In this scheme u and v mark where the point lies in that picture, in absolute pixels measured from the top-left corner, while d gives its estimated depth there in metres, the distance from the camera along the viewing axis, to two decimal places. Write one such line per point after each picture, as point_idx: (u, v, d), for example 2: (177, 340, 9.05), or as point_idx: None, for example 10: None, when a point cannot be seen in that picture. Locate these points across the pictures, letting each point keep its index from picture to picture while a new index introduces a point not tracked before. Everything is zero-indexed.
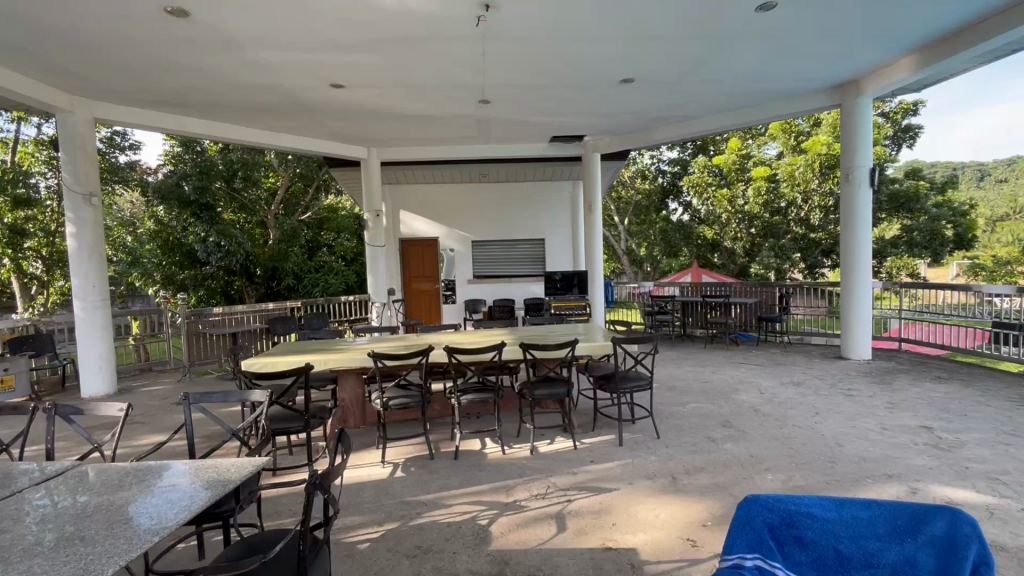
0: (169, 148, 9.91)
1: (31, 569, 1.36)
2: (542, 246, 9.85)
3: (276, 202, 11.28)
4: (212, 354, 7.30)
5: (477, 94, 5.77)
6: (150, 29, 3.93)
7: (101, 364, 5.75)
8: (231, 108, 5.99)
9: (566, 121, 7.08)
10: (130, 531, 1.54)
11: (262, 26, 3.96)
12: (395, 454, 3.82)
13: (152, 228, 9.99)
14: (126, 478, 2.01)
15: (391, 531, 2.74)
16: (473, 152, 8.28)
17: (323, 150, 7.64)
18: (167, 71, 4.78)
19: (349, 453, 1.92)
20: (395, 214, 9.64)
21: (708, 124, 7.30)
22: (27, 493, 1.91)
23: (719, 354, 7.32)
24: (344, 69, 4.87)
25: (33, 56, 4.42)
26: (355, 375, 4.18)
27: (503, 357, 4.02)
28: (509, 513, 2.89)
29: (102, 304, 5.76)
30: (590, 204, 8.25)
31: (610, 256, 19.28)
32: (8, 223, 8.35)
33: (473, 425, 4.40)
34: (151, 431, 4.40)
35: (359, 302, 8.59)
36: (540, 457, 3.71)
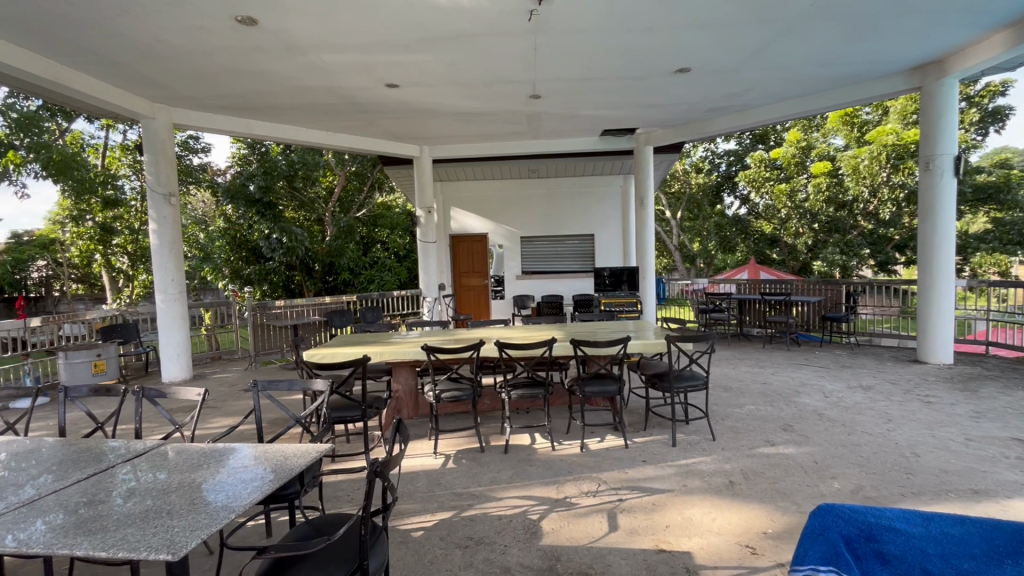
0: (237, 150, 10.63)
1: (125, 537, 1.49)
2: (592, 241, 9.73)
3: (333, 201, 11.74)
4: (274, 344, 7.67)
5: (528, 89, 5.76)
6: (222, 38, 4.18)
7: (178, 352, 6.21)
8: (293, 110, 6.27)
9: (617, 114, 6.94)
10: (208, 507, 1.66)
11: (322, 30, 4.11)
12: (447, 446, 3.90)
13: (222, 226, 10.67)
14: (202, 458, 2.16)
15: (443, 521, 2.80)
16: (522, 148, 8.27)
17: (378, 149, 7.88)
18: (235, 77, 5.06)
19: (406, 443, 1.96)
20: (446, 211, 9.77)
21: (768, 114, 6.94)
22: (117, 469, 2.09)
23: (779, 354, 6.99)
24: (399, 70, 5.00)
25: (120, 67, 4.79)
26: (409, 367, 4.30)
27: (553, 354, 4.00)
28: (561, 509, 2.88)
29: (179, 296, 6.19)
30: (642, 199, 8.05)
31: (662, 252, 18.84)
32: (98, 221, 9.21)
33: (523, 420, 4.42)
34: (223, 415, 4.70)
35: (411, 297, 8.82)
36: (591, 454, 3.68)
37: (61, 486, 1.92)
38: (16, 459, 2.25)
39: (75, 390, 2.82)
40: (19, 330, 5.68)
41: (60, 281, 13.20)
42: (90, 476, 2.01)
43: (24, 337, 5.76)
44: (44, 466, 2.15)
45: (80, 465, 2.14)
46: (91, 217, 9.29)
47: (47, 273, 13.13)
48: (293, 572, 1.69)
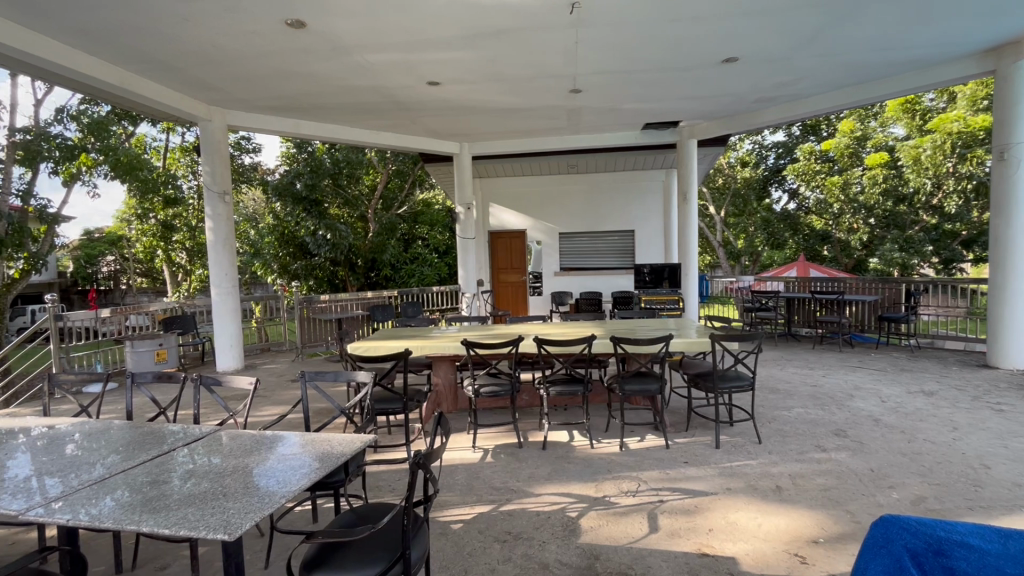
0: (286, 149, 11.16)
1: (186, 516, 1.58)
2: (632, 237, 9.56)
3: (375, 198, 11.99)
4: (320, 338, 7.94)
5: (569, 84, 5.70)
6: (273, 42, 4.34)
7: (231, 343, 6.52)
8: (339, 110, 6.45)
9: (660, 107, 6.76)
10: (260, 491, 1.73)
11: (366, 30, 4.20)
12: (486, 440, 3.93)
13: (271, 223, 11.09)
14: (254, 444, 2.26)
15: (482, 514, 2.82)
16: (561, 143, 8.20)
17: (419, 146, 7.99)
18: (284, 79, 5.25)
19: (448, 436, 1.98)
20: (485, 207, 9.82)
21: (822, 104, 6.60)
22: (177, 452, 2.21)
23: (831, 356, 6.65)
24: (440, 67, 5.05)
25: (181, 73, 5.06)
26: (448, 362, 4.35)
27: (592, 351, 3.95)
28: (599, 507, 2.85)
29: (233, 290, 6.49)
30: (685, 194, 7.83)
31: (706, 249, 18.32)
32: (159, 219, 9.79)
33: (562, 417, 4.40)
34: (273, 404, 4.91)
35: (450, 292, 8.94)
36: (630, 453, 3.62)
37: (129, 466, 2.05)
38: (89, 439, 2.42)
39: (141, 376, 3.01)
40: (90, 320, 6.10)
41: (126, 275, 14.16)
42: (154, 458, 2.14)
43: (95, 327, 6.18)
44: (113, 447, 2.30)
45: (146, 447, 2.28)
46: (154, 215, 9.90)
47: (115, 268, 14.09)
48: (339, 557, 1.74)
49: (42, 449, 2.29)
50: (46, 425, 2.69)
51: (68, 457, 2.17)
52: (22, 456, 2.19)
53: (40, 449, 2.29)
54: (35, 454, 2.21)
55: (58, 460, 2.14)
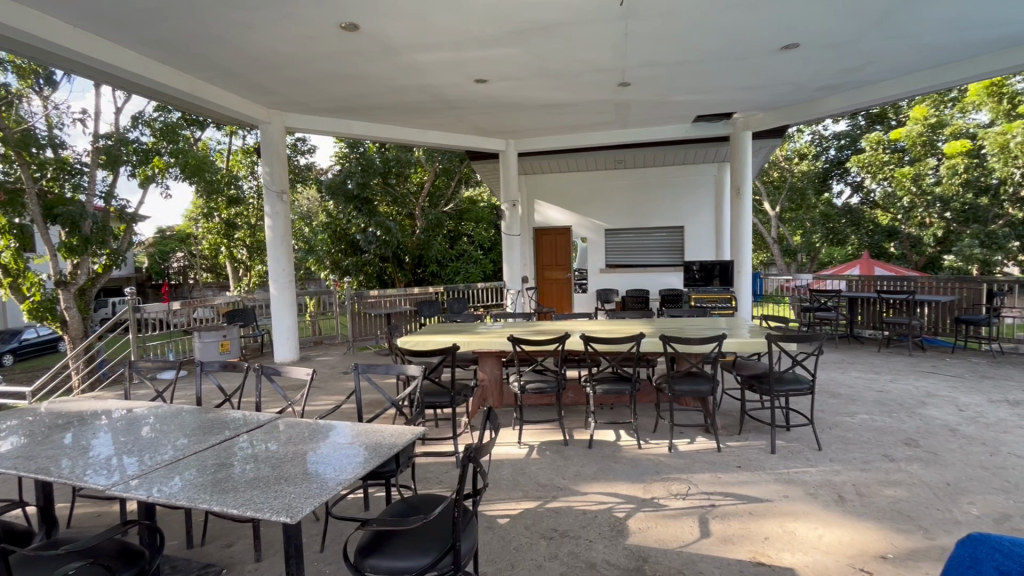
0: (339, 149, 11.58)
1: (252, 498, 1.66)
2: (681, 233, 9.29)
3: (423, 196, 12.19)
4: (370, 331, 8.20)
5: (617, 77, 5.59)
6: (328, 45, 4.50)
7: (288, 335, 6.83)
8: (389, 110, 6.62)
9: (713, 98, 6.51)
10: (318, 478, 1.80)
11: (416, 30, 4.27)
12: (531, 437, 3.93)
13: (324, 220, 11.54)
14: (310, 433, 2.36)
15: (528, 510, 2.83)
16: (609, 138, 8.07)
17: (466, 144, 8.08)
18: (339, 81, 5.43)
19: (497, 430, 1.99)
20: (530, 204, 9.80)
21: (893, 90, 6.16)
22: (240, 437, 2.34)
23: (899, 359, 6.22)
24: (488, 64, 5.07)
25: (244, 78, 5.34)
26: (495, 357, 4.37)
27: (641, 349, 3.87)
28: (647, 509, 2.79)
29: (289, 284, 6.80)
30: (738, 188, 7.52)
31: (760, 245, 17.58)
32: (223, 219, 10.41)
33: (608, 416, 4.34)
34: (326, 395, 5.12)
35: (495, 289, 9.01)
36: (680, 455, 3.52)
37: (198, 449, 2.19)
38: (164, 422, 2.60)
39: (208, 364, 3.20)
40: (163, 312, 6.59)
41: (193, 270, 15.15)
42: (220, 442, 2.27)
43: (166, 318, 6.66)
44: (185, 430, 2.47)
45: (211, 431, 2.43)
46: (218, 215, 10.51)
47: (184, 264, 15.08)
48: (392, 545, 1.79)
49: (122, 430, 2.48)
50: (124, 408, 2.91)
51: (145, 438, 2.35)
52: (104, 435, 2.39)
53: (120, 430, 2.48)
54: (116, 434, 2.40)
55: (135, 441, 2.31)
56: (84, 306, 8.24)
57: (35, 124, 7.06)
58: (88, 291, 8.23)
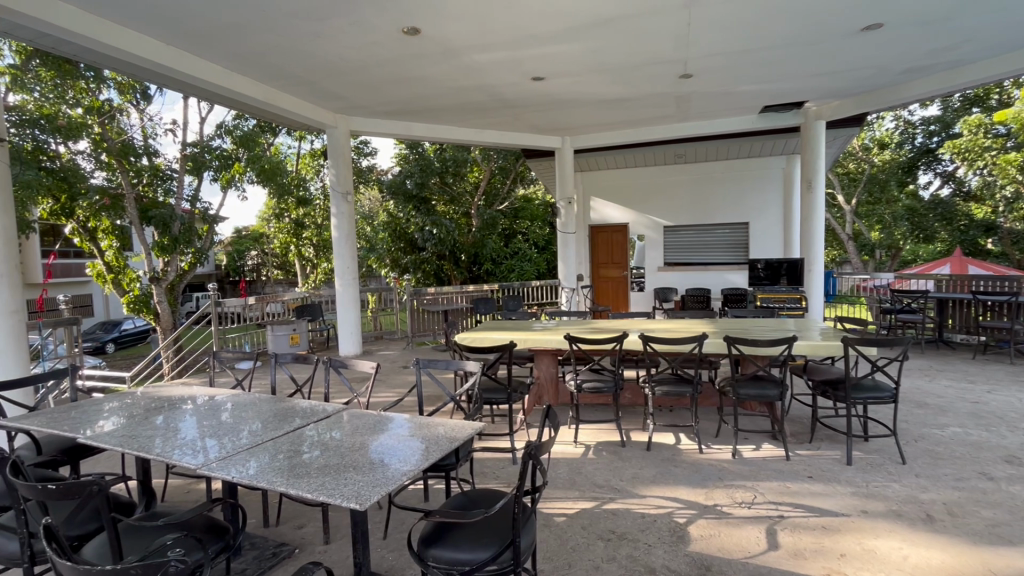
0: (399, 151, 11.96)
1: (323, 484, 1.76)
2: (746, 230, 8.87)
3: (479, 194, 12.35)
4: (428, 328, 8.42)
5: (679, 69, 5.40)
6: (391, 49, 4.65)
7: (352, 330, 7.14)
8: (447, 111, 6.75)
9: (783, 86, 6.15)
10: (383, 469, 1.87)
11: (474, 31, 4.33)
12: (588, 436, 3.90)
13: (385, 220, 11.96)
14: (373, 425, 2.45)
15: (586, 510, 2.80)
16: (669, 132, 7.83)
17: (522, 142, 8.10)
18: (400, 84, 5.60)
19: (556, 429, 1.98)
20: (586, 201, 9.70)
21: (994, 70, 5.55)
22: (310, 426, 2.47)
23: (998, 368, 5.62)
24: (545, 62, 5.06)
25: (314, 85, 5.62)
26: (551, 356, 4.36)
27: (703, 351, 3.73)
28: (710, 516, 2.69)
29: (354, 281, 7.10)
30: (809, 180, 7.06)
31: (834, 242, 16.46)
32: (293, 219, 11.05)
33: (667, 418, 4.22)
34: (388, 388, 5.31)
35: (549, 286, 8.99)
36: (745, 462, 3.37)
37: (273, 435, 2.34)
38: (242, 409, 2.79)
39: (282, 356, 3.41)
40: (240, 306, 7.08)
41: (266, 268, 16.18)
42: (292, 430, 2.41)
43: (242, 312, 7.14)
44: (261, 417, 2.64)
45: (283, 419, 2.58)
46: (288, 215, 11.15)
47: (257, 262, 16.14)
48: (453, 536, 1.83)
49: (206, 415, 2.69)
50: (208, 394, 3.16)
51: (226, 423, 2.53)
52: (190, 419, 2.59)
53: (203, 414, 2.69)
54: (200, 418, 2.61)
55: (217, 425, 2.50)
56: (174, 299, 9.01)
57: (132, 135, 7.80)
58: (177, 286, 8.99)
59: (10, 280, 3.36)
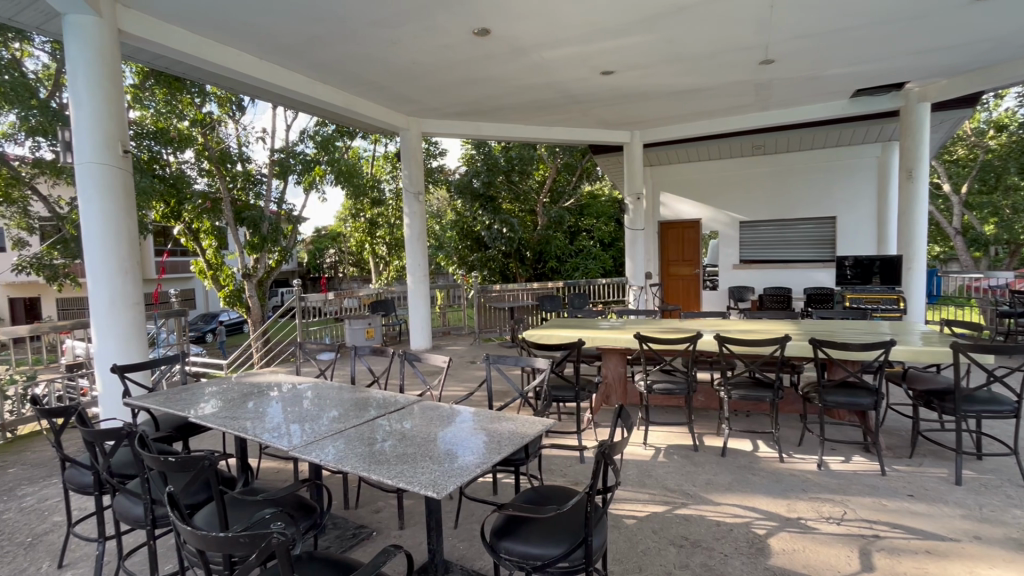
0: (466, 151, 12.24)
1: (402, 471, 1.84)
2: (832, 225, 8.22)
3: (544, 192, 12.35)
4: (494, 325, 8.56)
5: (760, 55, 5.10)
6: (462, 51, 4.75)
7: (423, 326, 7.40)
8: (516, 109, 6.79)
9: (879, 67, 5.63)
10: (457, 460, 1.92)
11: (543, 28, 4.33)
12: (658, 438, 3.79)
13: (453, 218, 12.26)
14: (443, 418, 2.52)
15: (656, 515, 2.73)
16: (748, 122, 7.40)
17: (589, 138, 8.00)
18: (470, 85, 5.71)
19: (629, 429, 1.94)
20: (656, 197, 9.41)
21: None
22: (383, 416, 2.59)
23: None
24: (615, 55, 4.95)
25: (388, 90, 5.87)
26: (619, 355, 4.28)
27: (786, 354, 3.50)
28: (793, 529, 2.53)
29: (424, 278, 7.35)
30: (909, 170, 6.41)
31: (940, 237, 14.87)
32: (368, 218, 11.65)
33: (743, 423, 4.02)
34: (457, 382, 5.46)
35: (616, 285, 8.82)
36: (833, 474, 3.13)
37: (351, 423, 2.48)
38: (322, 398, 2.98)
39: (361, 349, 3.59)
40: (321, 301, 7.55)
41: (343, 266, 17.15)
42: (367, 420, 2.54)
43: (322, 307, 7.61)
44: (340, 406, 2.80)
45: (360, 409, 2.73)
46: (364, 215, 11.75)
47: (335, 259, 17.14)
48: (525, 531, 1.85)
49: (291, 402, 2.89)
50: (294, 383, 3.39)
51: (309, 410, 2.71)
52: (277, 405, 2.80)
53: (288, 401, 2.89)
54: (286, 405, 2.81)
55: (301, 412, 2.69)
56: (263, 294, 9.79)
57: (229, 143, 8.53)
58: (265, 282, 9.75)
59: (133, 276, 3.79)
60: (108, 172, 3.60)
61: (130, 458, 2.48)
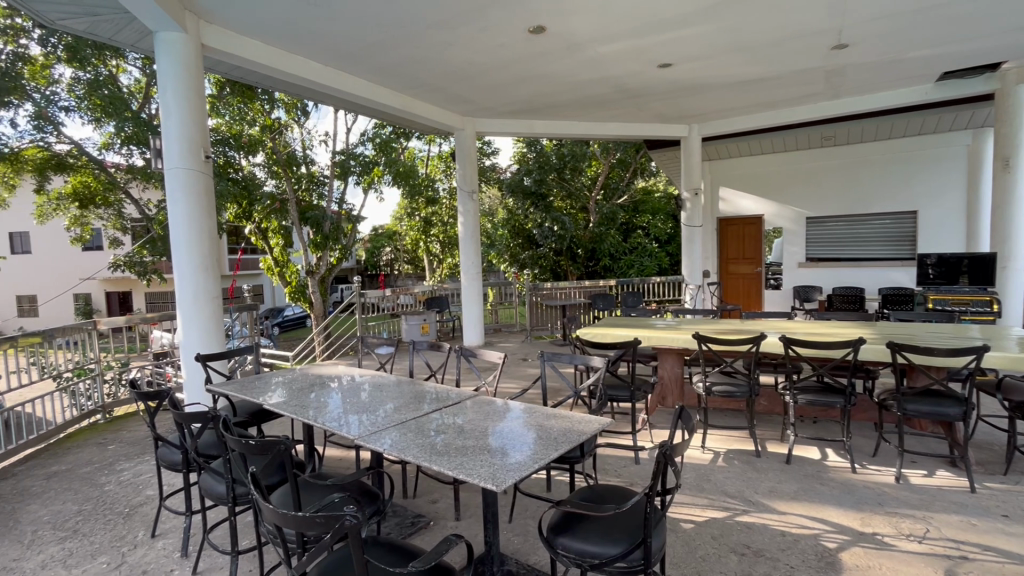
0: (518, 150, 12.29)
1: (463, 463, 1.88)
2: (913, 220, 7.60)
3: (597, 189, 12.20)
4: (546, 323, 8.57)
5: (833, 40, 4.79)
6: (517, 50, 4.78)
7: (476, 322, 7.51)
8: (569, 106, 6.75)
9: (970, 47, 5.14)
10: (514, 455, 1.94)
11: (599, 23, 4.28)
12: (717, 442, 3.67)
13: (504, 216, 12.36)
14: (496, 413, 2.55)
15: (716, 520, 2.64)
16: (817, 111, 6.98)
17: (644, 133, 7.82)
18: (524, 83, 5.73)
19: (690, 430, 1.89)
20: (714, 192, 9.08)
21: None
22: (437, 410, 2.65)
23: None
24: (673, 47, 4.81)
25: (444, 91, 6.00)
26: (676, 355, 4.18)
27: (859, 358, 3.28)
28: (867, 544, 2.38)
29: (477, 275, 7.47)
30: (1004, 159, 5.83)
31: None
32: (423, 217, 11.98)
33: (810, 430, 3.81)
34: (510, 379, 5.51)
35: (672, 283, 8.58)
36: (913, 488, 2.90)
37: (407, 416, 2.56)
38: (380, 391, 3.09)
39: (418, 344, 3.70)
40: (378, 297, 7.84)
41: (398, 263, 17.71)
42: (422, 413, 2.61)
43: (379, 303, 7.90)
44: (396, 398, 2.91)
45: (417, 402, 2.82)
46: (419, 214, 12.09)
47: (391, 257, 17.72)
48: (583, 528, 1.85)
49: (349, 394, 3.02)
50: (355, 375, 3.54)
51: (367, 402, 2.83)
52: (337, 397, 2.94)
53: (347, 393, 3.03)
54: (345, 396, 2.94)
55: (361, 403, 2.80)
56: (325, 290, 10.29)
57: (295, 147, 9.02)
58: (327, 279, 10.24)
59: (212, 272, 4.09)
60: (192, 176, 3.90)
61: (214, 440, 2.69)
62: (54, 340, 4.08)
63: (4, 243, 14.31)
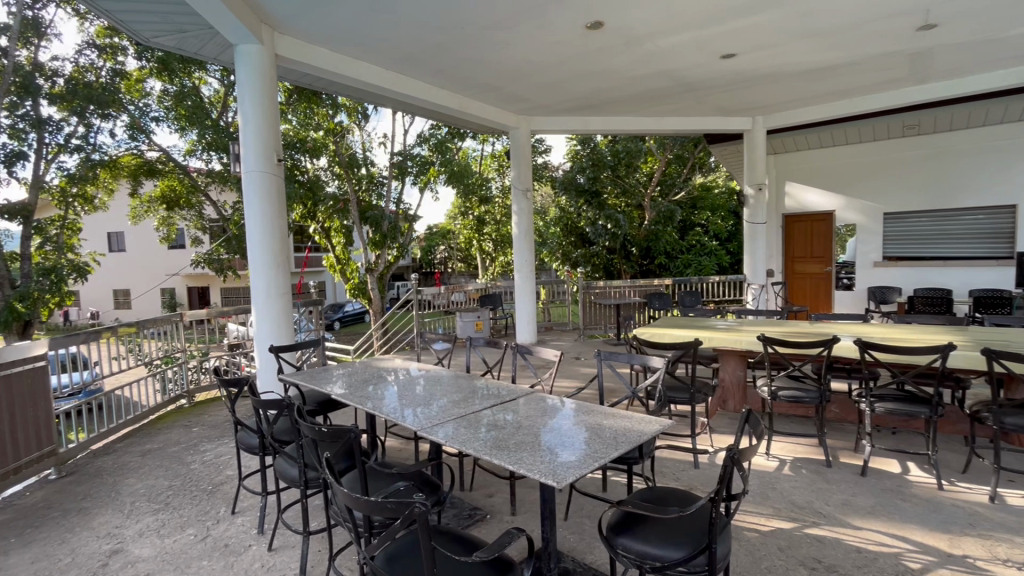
0: (571, 147, 12.16)
1: (522, 459, 1.90)
2: (1010, 215, 6.89)
3: (652, 185, 11.87)
4: (600, 321, 8.49)
5: (918, 20, 4.42)
6: (574, 47, 4.75)
7: (528, 320, 7.52)
8: (626, 101, 6.62)
9: None
10: (573, 453, 1.93)
11: (660, 15, 4.17)
12: (784, 450, 3.50)
13: (557, 214, 12.30)
14: (550, 411, 2.55)
15: (782, 531, 2.53)
16: (898, 98, 6.47)
17: (704, 127, 7.54)
18: (580, 80, 5.68)
19: (758, 435, 1.82)
20: (779, 187, 8.63)
21: None
22: (492, 406, 2.68)
23: None
24: (738, 36, 4.62)
25: (500, 91, 6.05)
26: (738, 357, 4.01)
27: (947, 366, 3.02)
28: (956, 567, 2.19)
29: (530, 272, 7.49)
30: None
31: None
32: (477, 216, 12.15)
33: (889, 441, 3.55)
34: (563, 377, 5.49)
35: (732, 283, 8.26)
36: (1010, 510, 2.64)
37: (464, 410, 2.62)
38: (435, 385, 3.18)
39: (475, 340, 3.76)
40: (433, 294, 8.02)
41: (452, 260, 18.04)
42: (477, 408, 2.65)
43: (434, 299, 8.09)
44: (452, 393, 2.98)
45: (473, 397, 2.87)
46: (473, 213, 12.28)
47: (446, 255, 18.07)
48: (643, 529, 1.82)
49: (406, 387, 3.12)
50: (413, 369, 3.66)
51: (423, 396, 2.91)
52: (394, 390, 3.04)
53: (403, 387, 3.13)
54: (402, 390, 3.05)
55: (417, 397, 2.89)
56: (382, 286, 10.67)
57: (356, 149, 9.40)
58: (385, 276, 10.61)
59: (283, 268, 4.34)
60: (266, 178, 4.15)
61: (286, 427, 2.86)
62: (147, 330, 4.49)
63: (102, 242, 15.77)
